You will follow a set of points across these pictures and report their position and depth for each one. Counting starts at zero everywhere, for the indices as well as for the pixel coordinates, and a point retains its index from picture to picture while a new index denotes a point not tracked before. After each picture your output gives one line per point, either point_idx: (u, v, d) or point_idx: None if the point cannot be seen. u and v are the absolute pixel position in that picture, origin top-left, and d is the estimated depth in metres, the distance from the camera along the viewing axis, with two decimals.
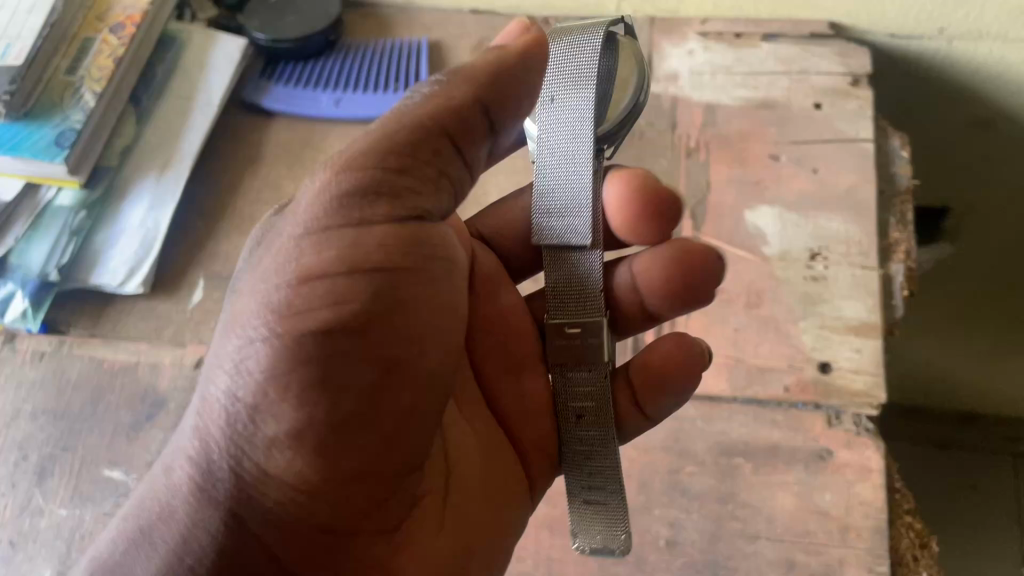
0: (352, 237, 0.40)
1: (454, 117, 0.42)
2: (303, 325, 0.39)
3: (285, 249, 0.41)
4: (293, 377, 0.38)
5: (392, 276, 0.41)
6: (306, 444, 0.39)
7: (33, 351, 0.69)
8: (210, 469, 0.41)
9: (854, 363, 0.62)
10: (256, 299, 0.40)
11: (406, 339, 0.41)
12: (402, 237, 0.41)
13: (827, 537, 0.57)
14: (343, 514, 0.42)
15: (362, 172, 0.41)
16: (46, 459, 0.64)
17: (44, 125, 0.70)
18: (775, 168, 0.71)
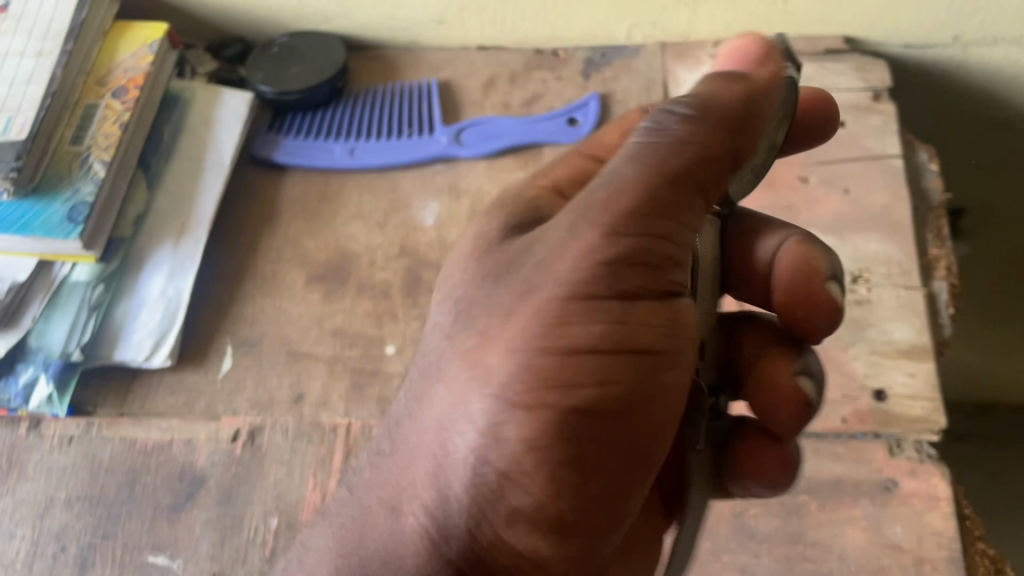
0: (621, 309, 0.37)
1: (711, 167, 0.39)
2: (568, 403, 0.36)
3: (548, 306, 0.37)
4: (549, 455, 0.36)
5: (649, 352, 0.37)
6: (543, 523, 0.38)
7: (60, 436, 0.66)
8: (446, 521, 0.40)
9: (909, 389, 0.61)
10: (517, 362, 0.37)
11: (651, 415, 0.38)
12: (663, 315, 0.38)
13: (903, 571, 0.55)
14: None
15: (631, 237, 0.37)
16: (86, 549, 0.62)
17: (54, 199, 0.67)
18: (806, 190, 0.70)
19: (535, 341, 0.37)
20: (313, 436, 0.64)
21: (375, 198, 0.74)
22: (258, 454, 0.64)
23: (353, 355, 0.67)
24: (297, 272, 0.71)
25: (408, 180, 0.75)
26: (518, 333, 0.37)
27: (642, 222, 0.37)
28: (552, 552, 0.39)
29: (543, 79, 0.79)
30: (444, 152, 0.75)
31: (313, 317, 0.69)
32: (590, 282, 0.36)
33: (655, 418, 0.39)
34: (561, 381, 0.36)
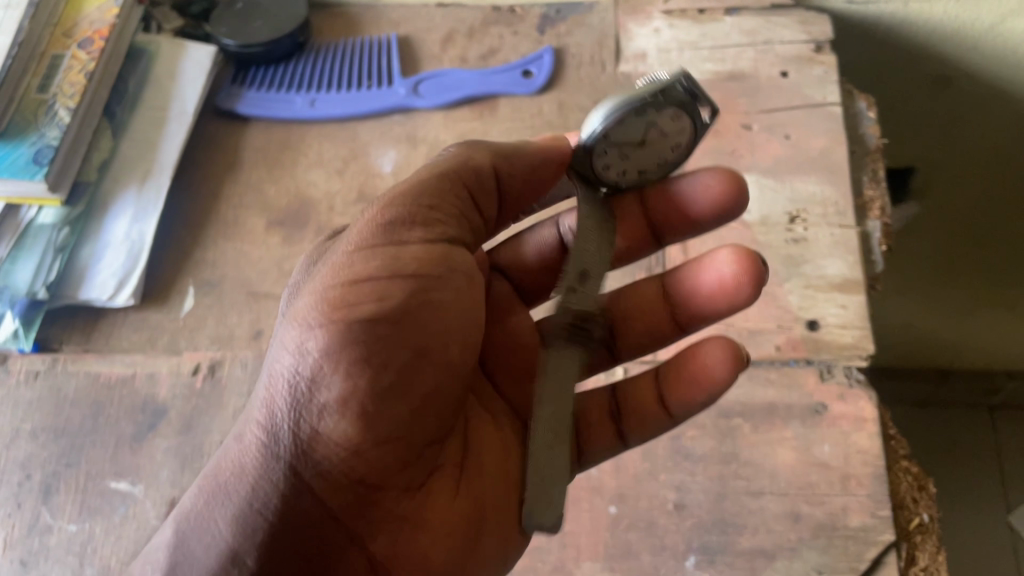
0: (391, 254, 0.46)
1: (473, 173, 0.48)
2: (354, 316, 0.44)
3: (339, 262, 0.46)
4: (344, 354, 0.44)
5: (422, 281, 0.46)
6: (351, 409, 0.44)
7: (27, 371, 0.68)
8: (275, 431, 0.45)
9: (841, 319, 0.64)
10: (309, 298, 0.45)
11: (429, 334, 0.46)
12: (433, 255, 0.46)
13: (829, 487, 0.58)
14: (377, 468, 0.45)
15: (404, 207, 0.46)
16: (50, 476, 0.64)
17: (20, 144, 0.69)
18: (749, 137, 0.73)
19: (327, 280, 0.45)
20: None
21: (334, 147, 0.77)
22: (218, 386, 0.66)
23: None
24: (257, 217, 0.74)
25: (365, 130, 0.77)
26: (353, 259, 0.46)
27: (454, 215, 0.48)
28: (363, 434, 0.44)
29: (499, 34, 0.81)
30: (402, 103, 0.77)
31: (273, 259, 0.71)
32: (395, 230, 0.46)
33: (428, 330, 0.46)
34: (411, 293, 0.45)
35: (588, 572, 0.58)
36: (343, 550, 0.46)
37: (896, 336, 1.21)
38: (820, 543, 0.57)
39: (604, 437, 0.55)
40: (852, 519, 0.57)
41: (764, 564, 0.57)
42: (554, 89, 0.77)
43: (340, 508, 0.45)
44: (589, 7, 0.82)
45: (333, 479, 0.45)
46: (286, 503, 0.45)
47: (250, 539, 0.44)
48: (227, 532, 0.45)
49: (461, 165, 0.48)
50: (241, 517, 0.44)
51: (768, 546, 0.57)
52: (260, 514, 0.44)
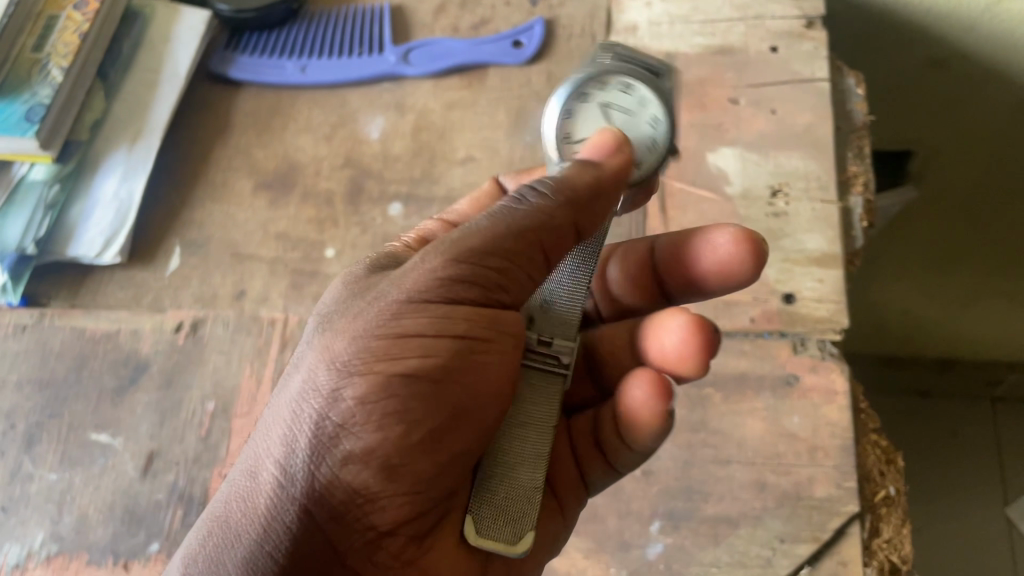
0: (444, 310, 0.43)
1: (553, 232, 0.44)
2: (397, 370, 0.42)
3: (386, 310, 0.44)
4: (378, 407, 0.42)
5: (469, 342, 0.44)
6: (373, 464, 0.42)
7: (14, 324, 0.70)
8: (290, 473, 0.43)
9: (817, 293, 0.64)
10: (346, 344, 0.43)
11: (470, 395, 0.45)
12: (484, 317, 0.44)
13: (796, 457, 0.59)
14: (391, 522, 0.44)
15: (463, 266, 0.43)
16: (33, 427, 0.65)
17: (13, 101, 0.71)
18: (735, 111, 0.73)
19: (373, 327, 0.43)
20: (252, 328, 0.68)
21: (323, 113, 0.77)
22: (199, 344, 0.67)
23: (295, 256, 0.70)
24: (245, 180, 0.74)
25: (355, 97, 0.78)
26: (403, 311, 0.43)
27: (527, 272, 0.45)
28: (382, 485, 0.43)
29: (492, 5, 0.81)
30: (392, 70, 0.77)
31: (258, 221, 0.72)
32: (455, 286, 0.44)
33: (472, 394, 0.45)
34: (459, 353, 0.44)
35: None
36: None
37: (890, 320, 1.20)
38: (785, 512, 0.57)
39: (598, 468, 0.53)
40: (817, 489, 0.57)
41: (728, 531, 0.57)
42: (544, 61, 0.77)
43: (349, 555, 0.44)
44: None
45: (349, 526, 0.44)
46: (297, 549, 0.43)
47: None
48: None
49: (543, 225, 0.44)
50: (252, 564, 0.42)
51: (732, 514, 0.57)
52: (270, 555, 0.43)
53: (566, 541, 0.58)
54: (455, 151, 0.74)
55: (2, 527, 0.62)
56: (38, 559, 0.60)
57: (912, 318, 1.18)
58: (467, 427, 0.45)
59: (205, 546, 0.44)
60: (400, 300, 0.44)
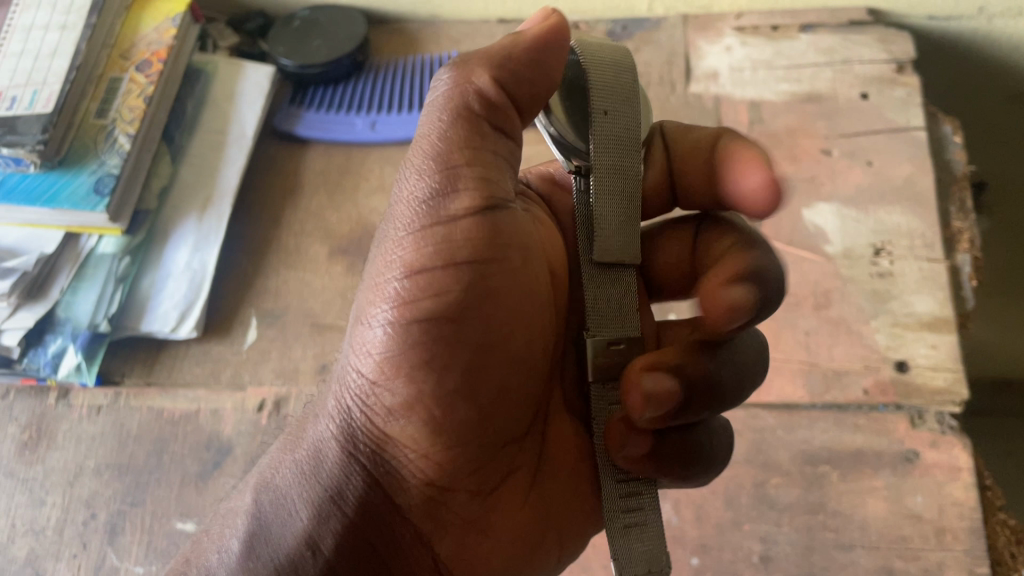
0: (444, 230, 0.40)
1: (493, 108, 0.40)
2: (411, 315, 0.40)
3: (393, 244, 0.41)
4: (405, 359, 0.40)
5: (479, 268, 0.41)
6: (417, 416, 0.41)
7: (89, 406, 0.67)
8: (350, 424, 0.43)
9: (931, 360, 0.61)
10: (373, 289, 0.41)
11: (495, 330, 0.42)
12: (485, 232, 0.41)
13: (923, 541, 0.56)
14: (449, 472, 0.43)
15: (439, 167, 0.40)
16: (115, 516, 0.63)
17: (80, 172, 0.68)
18: (829, 163, 0.70)
19: (388, 270, 0.41)
20: None
21: (396, 170, 0.75)
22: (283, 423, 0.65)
23: None
24: (319, 245, 0.72)
25: None
26: (409, 242, 0.40)
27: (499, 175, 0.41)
28: (433, 439, 0.42)
29: None
30: None
31: (336, 289, 0.70)
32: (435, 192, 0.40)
33: (495, 327, 0.42)
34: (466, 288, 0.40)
35: None
36: (410, 548, 0.44)
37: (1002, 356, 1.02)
38: None
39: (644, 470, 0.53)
40: None
41: None
42: None
43: (410, 510, 0.44)
44: (657, 23, 0.79)
45: (407, 480, 0.43)
46: (360, 498, 0.43)
47: (325, 524, 0.43)
48: (304, 519, 0.43)
49: (471, 98, 0.40)
50: (317, 504, 0.43)
51: None
52: (336, 505, 0.43)
53: None
54: None
55: None
56: None
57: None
58: (490, 359, 0.42)
59: (281, 487, 0.45)
60: (410, 233, 0.40)
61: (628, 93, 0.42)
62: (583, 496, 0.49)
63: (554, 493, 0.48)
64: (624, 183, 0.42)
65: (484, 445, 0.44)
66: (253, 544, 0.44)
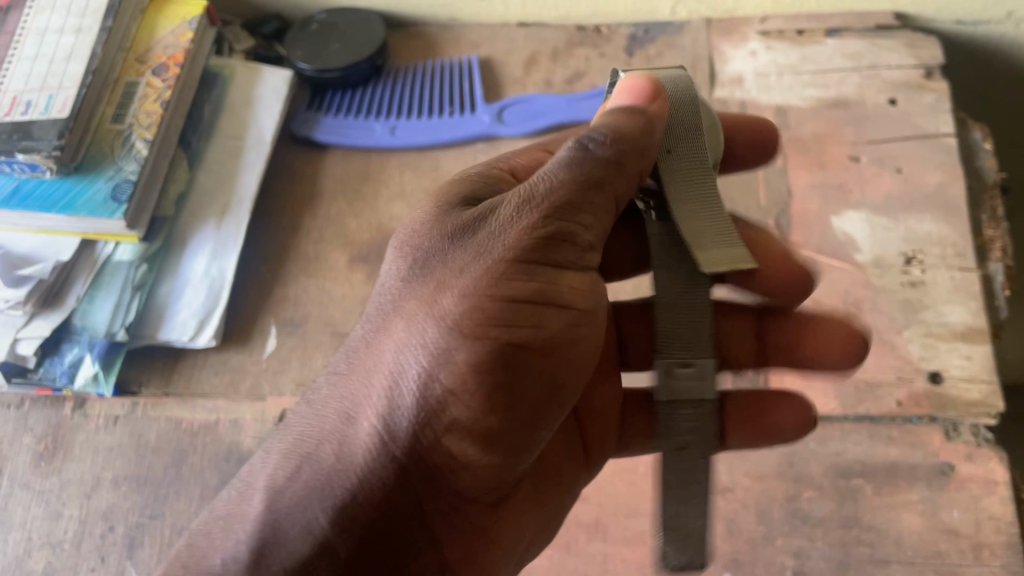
0: (549, 274, 0.41)
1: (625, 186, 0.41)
2: (501, 340, 0.40)
3: (489, 269, 0.40)
4: (489, 377, 0.40)
5: (569, 316, 0.42)
6: (479, 433, 0.41)
7: (106, 416, 0.66)
8: (400, 432, 0.40)
9: (966, 372, 0.60)
10: (460, 304, 0.40)
11: (565, 365, 0.43)
12: (582, 285, 0.42)
13: (960, 556, 0.55)
14: (473, 489, 0.43)
15: (563, 219, 0.40)
16: (134, 529, 0.62)
17: (97, 178, 0.67)
18: (857, 170, 0.69)
19: (482, 291, 0.40)
20: None
21: (416, 176, 0.73)
22: None
23: None
24: (339, 252, 0.71)
25: (449, 158, 0.74)
26: (513, 274, 0.40)
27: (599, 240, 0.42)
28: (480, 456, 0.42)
29: (585, 57, 0.77)
30: (486, 131, 0.74)
31: (357, 297, 0.69)
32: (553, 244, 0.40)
33: (562, 364, 0.43)
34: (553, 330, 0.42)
35: None
36: (424, 552, 0.43)
37: None
38: None
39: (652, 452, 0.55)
40: None
41: None
42: None
43: (432, 512, 0.43)
44: (680, 27, 0.78)
45: (439, 495, 0.42)
46: (391, 504, 0.41)
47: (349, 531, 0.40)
48: (327, 523, 0.40)
49: (615, 175, 0.40)
50: (344, 509, 0.40)
51: None
52: (363, 510, 0.41)
53: None
54: None
55: None
56: None
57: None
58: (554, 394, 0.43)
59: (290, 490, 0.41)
60: (511, 257, 0.40)
61: (691, 133, 0.45)
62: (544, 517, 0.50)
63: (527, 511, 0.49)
64: (715, 217, 0.44)
65: (511, 466, 0.44)
66: (265, 549, 0.40)
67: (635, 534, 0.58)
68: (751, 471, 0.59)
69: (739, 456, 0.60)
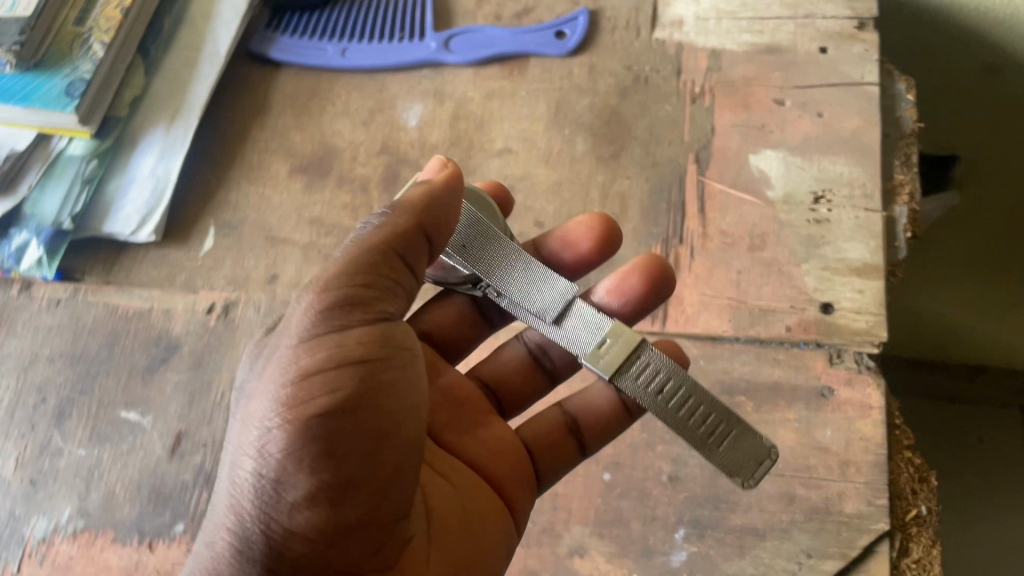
0: (342, 337, 0.41)
1: (402, 242, 0.44)
2: (306, 413, 0.38)
3: (282, 359, 0.40)
4: (305, 451, 0.38)
5: (374, 363, 0.41)
6: (320, 502, 0.38)
7: (49, 298, 0.70)
8: (245, 530, 0.39)
9: (856, 304, 0.63)
10: (262, 399, 0.40)
11: (392, 413, 0.41)
12: (376, 334, 0.42)
13: (826, 471, 0.58)
14: (353, 558, 0.40)
15: (341, 290, 0.42)
16: (64, 402, 0.66)
17: (54, 75, 0.71)
18: (780, 112, 0.71)
19: (279, 378, 0.40)
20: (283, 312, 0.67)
21: (362, 97, 0.77)
22: (231, 326, 0.68)
23: (328, 242, 0.70)
24: (282, 162, 0.74)
25: (395, 82, 0.77)
26: (302, 357, 0.40)
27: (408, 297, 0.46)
28: (333, 526, 0.39)
29: None
30: (433, 57, 0.77)
31: (293, 204, 0.72)
32: (339, 317, 0.41)
33: (389, 406, 0.41)
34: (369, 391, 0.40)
35: (577, 536, 0.58)
36: None
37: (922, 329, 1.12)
38: (813, 526, 0.56)
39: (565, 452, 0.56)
40: (847, 505, 0.56)
41: (754, 542, 0.56)
42: (586, 54, 0.76)
43: None
44: None
45: (315, 572, 0.39)
46: None
47: None
48: None
49: (388, 238, 0.43)
50: None
51: (759, 525, 0.57)
52: None
53: (588, 543, 0.58)
54: (493, 142, 0.73)
55: (30, 500, 0.62)
56: (65, 534, 0.61)
57: (943, 321, 1.10)
58: (391, 439, 0.41)
59: None
60: (298, 339, 0.41)
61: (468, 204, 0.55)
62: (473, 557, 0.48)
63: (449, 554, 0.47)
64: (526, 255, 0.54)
65: (384, 519, 0.41)
66: None
67: None
68: None
69: None
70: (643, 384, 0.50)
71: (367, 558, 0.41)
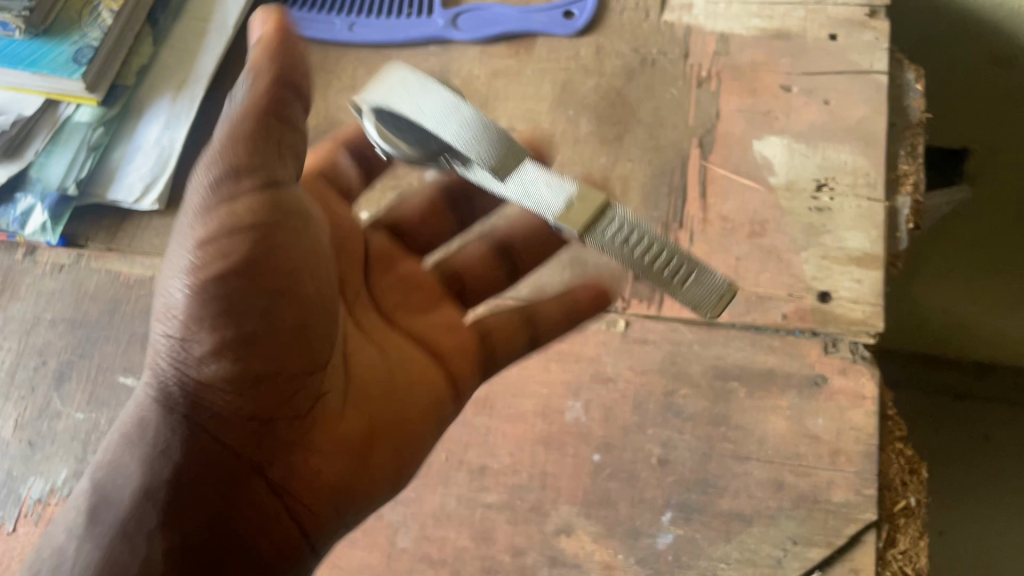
0: (232, 193, 0.41)
1: (283, 99, 0.42)
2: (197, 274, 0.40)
3: (183, 228, 0.41)
4: (206, 309, 0.40)
5: (264, 223, 0.41)
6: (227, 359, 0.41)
7: (52, 264, 0.71)
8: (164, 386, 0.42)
9: (854, 294, 0.62)
10: (172, 264, 0.41)
11: (287, 268, 0.42)
12: (269, 202, 0.42)
13: (817, 459, 0.58)
14: (265, 406, 0.43)
15: (228, 148, 0.41)
16: (64, 365, 0.67)
17: (63, 41, 0.71)
18: (786, 99, 0.71)
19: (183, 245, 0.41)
20: None
21: (368, 72, 0.77)
22: None
23: None
24: None
25: (402, 58, 0.77)
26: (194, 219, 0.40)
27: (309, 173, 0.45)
28: (242, 380, 0.42)
29: None
30: (440, 34, 0.77)
31: None
32: (223, 178, 0.41)
33: (290, 257, 0.43)
34: (263, 253, 0.41)
35: (564, 515, 0.58)
36: (250, 480, 0.44)
37: (928, 324, 1.12)
38: (800, 514, 0.56)
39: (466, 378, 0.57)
40: (836, 494, 0.56)
41: (740, 527, 0.56)
42: (594, 35, 0.76)
43: (235, 443, 0.43)
44: None
45: (230, 424, 0.43)
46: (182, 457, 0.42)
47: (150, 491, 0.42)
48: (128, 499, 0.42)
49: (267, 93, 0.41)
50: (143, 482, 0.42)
51: (747, 511, 0.57)
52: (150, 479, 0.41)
53: (575, 523, 0.58)
54: (497, 121, 0.73)
55: (28, 462, 0.63)
56: (60, 495, 0.62)
57: (947, 315, 1.10)
58: (286, 295, 0.42)
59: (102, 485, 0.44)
60: (194, 214, 0.41)
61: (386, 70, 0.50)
62: (401, 415, 0.52)
63: (368, 408, 0.50)
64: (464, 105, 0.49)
65: (297, 370, 0.44)
66: None
67: (517, 413, 0.62)
68: (635, 366, 0.62)
69: (626, 350, 0.63)
70: (612, 239, 0.47)
71: (277, 413, 0.44)
